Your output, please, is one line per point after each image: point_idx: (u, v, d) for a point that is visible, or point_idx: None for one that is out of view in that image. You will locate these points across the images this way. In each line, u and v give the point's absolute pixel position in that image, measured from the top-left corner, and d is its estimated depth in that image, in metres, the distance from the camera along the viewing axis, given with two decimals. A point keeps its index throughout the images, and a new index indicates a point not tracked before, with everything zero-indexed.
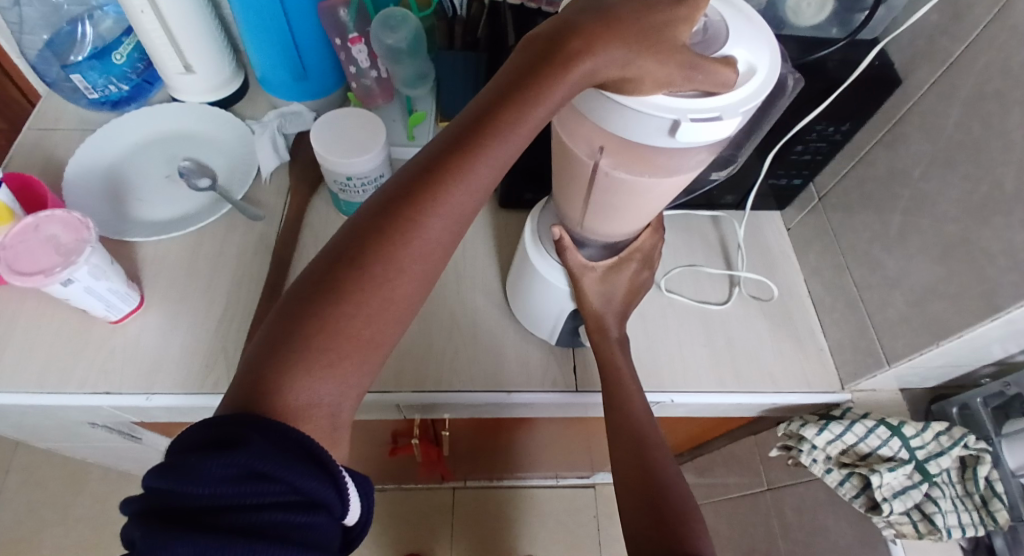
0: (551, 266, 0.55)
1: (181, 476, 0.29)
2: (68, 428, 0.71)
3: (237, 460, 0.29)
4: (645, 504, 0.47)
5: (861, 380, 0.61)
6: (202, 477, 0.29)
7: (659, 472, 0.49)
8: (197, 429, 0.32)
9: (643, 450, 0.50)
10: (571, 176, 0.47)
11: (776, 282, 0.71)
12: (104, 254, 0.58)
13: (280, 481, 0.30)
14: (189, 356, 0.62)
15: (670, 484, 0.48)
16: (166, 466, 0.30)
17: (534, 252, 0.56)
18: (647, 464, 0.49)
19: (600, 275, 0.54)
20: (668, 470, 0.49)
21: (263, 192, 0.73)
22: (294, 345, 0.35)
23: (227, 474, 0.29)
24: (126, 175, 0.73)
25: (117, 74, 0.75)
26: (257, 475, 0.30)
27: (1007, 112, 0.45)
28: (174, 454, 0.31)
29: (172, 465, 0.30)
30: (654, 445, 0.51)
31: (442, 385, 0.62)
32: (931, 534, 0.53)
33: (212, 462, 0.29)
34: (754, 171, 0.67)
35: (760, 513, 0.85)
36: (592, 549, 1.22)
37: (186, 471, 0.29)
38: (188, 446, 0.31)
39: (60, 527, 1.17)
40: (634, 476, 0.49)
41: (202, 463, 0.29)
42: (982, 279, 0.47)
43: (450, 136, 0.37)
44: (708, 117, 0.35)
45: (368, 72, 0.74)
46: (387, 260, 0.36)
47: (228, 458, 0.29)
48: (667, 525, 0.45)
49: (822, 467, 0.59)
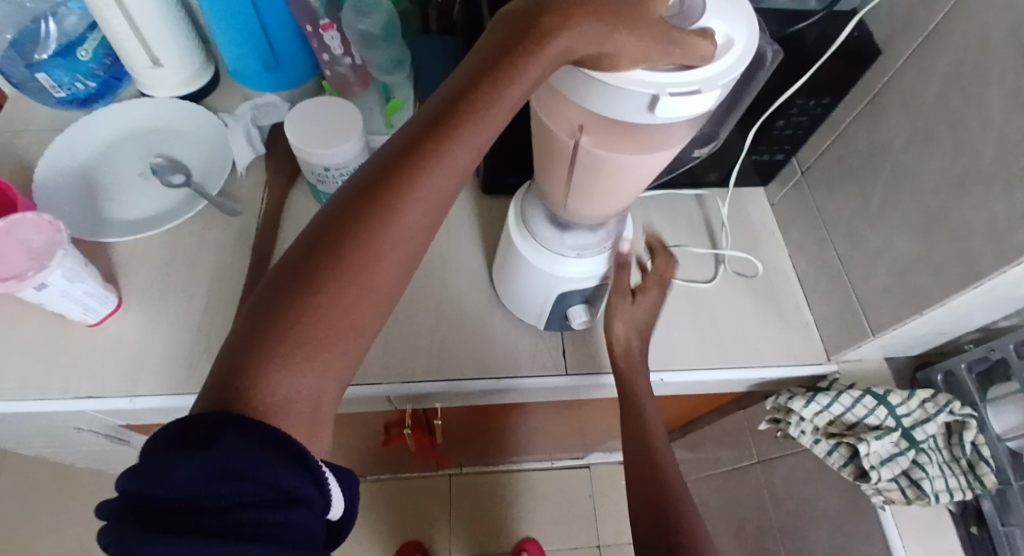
0: (566, 260, 0.53)
1: (151, 477, 0.29)
2: (52, 434, 0.69)
3: (210, 460, 0.29)
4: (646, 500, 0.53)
5: (846, 351, 0.62)
6: (174, 478, 0.29)
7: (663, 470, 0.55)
8: (171, 430, 0.31)
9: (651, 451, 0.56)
10: (552, 154, 0.47)
11: (761, 258, 0.71)
12: (79, 257, 0.56)
13: (252, 479, 0.30)
14: (172, 357, 0.61)
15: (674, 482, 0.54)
16: (136, 469, 0.30)
17: (541, 250, 0.54)
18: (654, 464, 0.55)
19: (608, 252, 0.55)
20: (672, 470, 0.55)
21: (241, 187, 0.72)
22: (271, 339, 0.34)
23: (200, 473, 0.29)
24: (98, 172, 0.71)
25: (84, 72, 0.73)
26: (231, 473, 0.29)
27: (986, 82, 0.45)
28: (145, 456, 0.31)
29: (142, 467, 0.30)
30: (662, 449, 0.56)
31: (431, 374, 0.61)
32: (919, 499, 0.54)
33: (184, 461, 0.29)
34: (737, 147, 0.66)
35: (751, 485, 0.86)
36: (588, 527, 1.24)
37: (156, 472, 0.29)
38: (161, 446, 0.31)
39: (52, 532, 1.16)
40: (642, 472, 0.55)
41: (173, 464, 0.29)
42: (964, 249, 0.47)
43: (425, 118, 0.35)
44: (687, 91, 0.35)
45: (342, 59, 0.71)
46: (363, 248, 0.35)
47: (201, 458, 0.29)
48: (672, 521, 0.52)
49: (811, 438, 0.60)
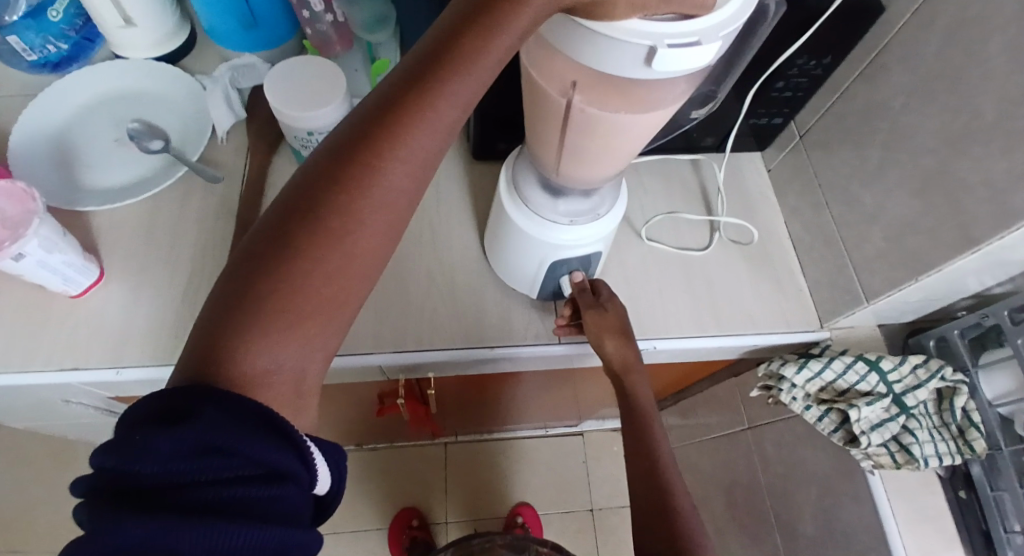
0: (561, 229, 0.52)
1: (127, 455, 0.28)
2: (40, 407, 0.69)
3: (188, 436, 0.28)
4: (645, 491, 0.53)
5: (840, 318, 0.61)
6: (150, 455, 0.28)
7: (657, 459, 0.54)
8: (146, 403, 0.30)
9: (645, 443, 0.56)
10: (542, 113, 0.45)
11: (756, 224, 0.70)
12: (54, 227, 0.54)
13: (234, 455, 0.29)
14: (157, 328, 0.60)
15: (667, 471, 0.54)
16: (113, 445, 0.29)
17: (538, 224, 0.52)
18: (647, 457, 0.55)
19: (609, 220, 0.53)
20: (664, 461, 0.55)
21: (221, 153, 0.70)
22: (250, 309, 0.33)
23: (177, 450, 0.28)
24: (71, 139, 0.68)
25: (54, 33, 0.70)
26: (211, 449, 0.28)
27: (989, 34, 0.43)
28: (122, 431, 0.30)
29: (119, 444, 0.29)
30: (657, 440, 0.56)
31: (421, 344, 0.60)
32: (908, 464, 0.54)
33: (160, 438, 0.28)
34: (733, 112, 0.65)
35: (741, 450, 0.87)
36: (582, 492, 1.26)
37: (132, 448, 0.28)
38: (136, 420, 0.30)
39: (51, 504, 1.16)
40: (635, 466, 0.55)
41: (150, 440, 0.28)
42: (961, 212, 0.46)
43: (405, 73, 0.34)
44: (686, 43, 0.33)
45: (323, 16, 0.68)
46: (343, 212, 0.34)
47: (179, 434, 0.28)
48: (664, 508, 0.51)
49: (802, 404, 0.61)
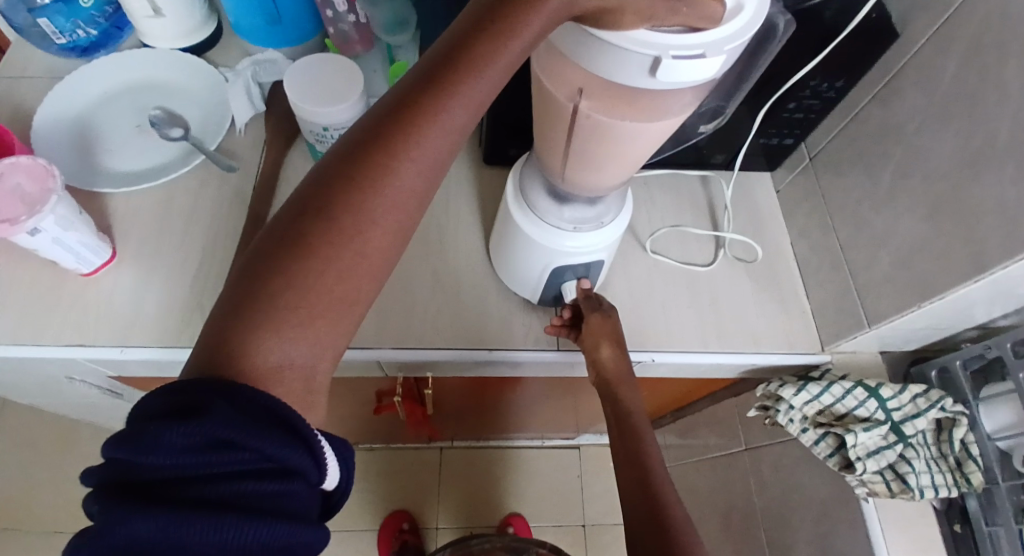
0: (558, 234, 0.53)
1: (138, 447, 0.29)
2: (46, 383, 0.70)
3: (200, 430, 0.29)
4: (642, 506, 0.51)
5: (842, 342, 0.61)
6: (161, 447, 0.28)
7: (654, 474, 0.53)
8: (159, 396, 0.31)
9: (642, 462, 0.54)
10: (553, 121, 0.45)
11: (763, 244, 0.70)
12: (72, 205, 0.55)
13: (246, 449, 0.29)
14: (165, 311, 0.61)
15: (665, 486, 0.52)
16: (125, 436, 0.30)
17: (542, 234, 0.53)
18: (645, 471, 0.53)
19: (613, 227, 0.54)
20: (662, 476, 0.53)
21: (239, 144, 0.71)
22: (262, 305, 0.34)
23: (188, 444, 0.28)
24: (92, 123, 0.70)
25: (84, 18, 0.71)
26: (222, 443, 0.29)
27: (1005, 61, 0.43)
28: (133, 423, 0.31)
29: (130, 435, 0.29)
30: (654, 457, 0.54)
31: (422, 342, 0.61)
32: (903, 493, 0.54)
33: (172, 431, 0.28)
34: (743, 130, 0.65)
35: (738, 472, 0.87)
36: (576, 506, 1.25)
37: (144, 441, 0.29)
38: (148, 413, 0.30)
39: (52, 485, 1.18)
40: (632, 482, 0.54)
41: (162, 432, 0.29)
42: (970, 240, 0.46)
43: (421, 74, 0.34)
44: (692, 55, 0.33)
45: (346, 16, 0.70)
46: (359, 213, 0.34)
47: (190, 427, 0.28)
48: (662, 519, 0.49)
49: (799, 426, 0.60)
